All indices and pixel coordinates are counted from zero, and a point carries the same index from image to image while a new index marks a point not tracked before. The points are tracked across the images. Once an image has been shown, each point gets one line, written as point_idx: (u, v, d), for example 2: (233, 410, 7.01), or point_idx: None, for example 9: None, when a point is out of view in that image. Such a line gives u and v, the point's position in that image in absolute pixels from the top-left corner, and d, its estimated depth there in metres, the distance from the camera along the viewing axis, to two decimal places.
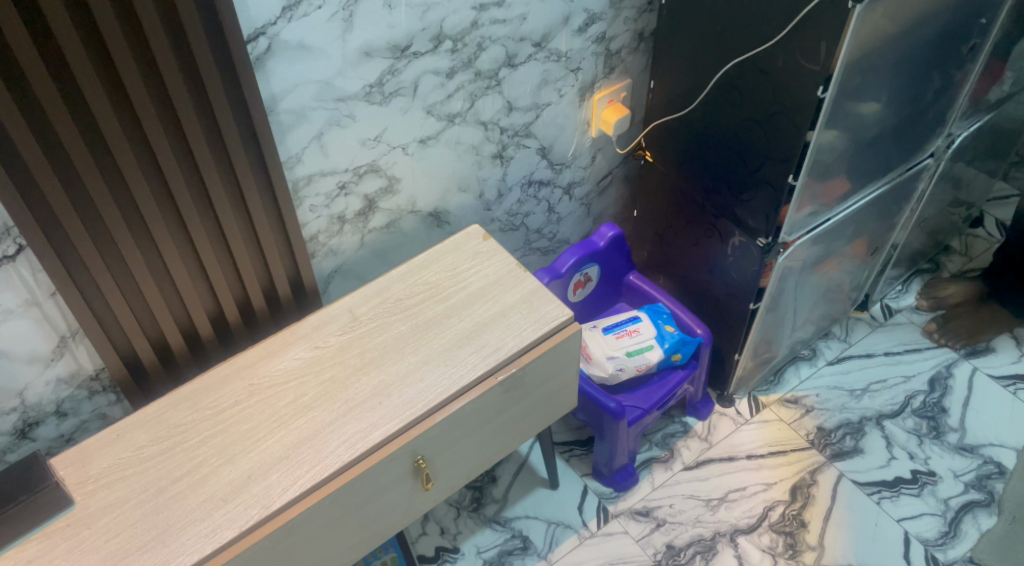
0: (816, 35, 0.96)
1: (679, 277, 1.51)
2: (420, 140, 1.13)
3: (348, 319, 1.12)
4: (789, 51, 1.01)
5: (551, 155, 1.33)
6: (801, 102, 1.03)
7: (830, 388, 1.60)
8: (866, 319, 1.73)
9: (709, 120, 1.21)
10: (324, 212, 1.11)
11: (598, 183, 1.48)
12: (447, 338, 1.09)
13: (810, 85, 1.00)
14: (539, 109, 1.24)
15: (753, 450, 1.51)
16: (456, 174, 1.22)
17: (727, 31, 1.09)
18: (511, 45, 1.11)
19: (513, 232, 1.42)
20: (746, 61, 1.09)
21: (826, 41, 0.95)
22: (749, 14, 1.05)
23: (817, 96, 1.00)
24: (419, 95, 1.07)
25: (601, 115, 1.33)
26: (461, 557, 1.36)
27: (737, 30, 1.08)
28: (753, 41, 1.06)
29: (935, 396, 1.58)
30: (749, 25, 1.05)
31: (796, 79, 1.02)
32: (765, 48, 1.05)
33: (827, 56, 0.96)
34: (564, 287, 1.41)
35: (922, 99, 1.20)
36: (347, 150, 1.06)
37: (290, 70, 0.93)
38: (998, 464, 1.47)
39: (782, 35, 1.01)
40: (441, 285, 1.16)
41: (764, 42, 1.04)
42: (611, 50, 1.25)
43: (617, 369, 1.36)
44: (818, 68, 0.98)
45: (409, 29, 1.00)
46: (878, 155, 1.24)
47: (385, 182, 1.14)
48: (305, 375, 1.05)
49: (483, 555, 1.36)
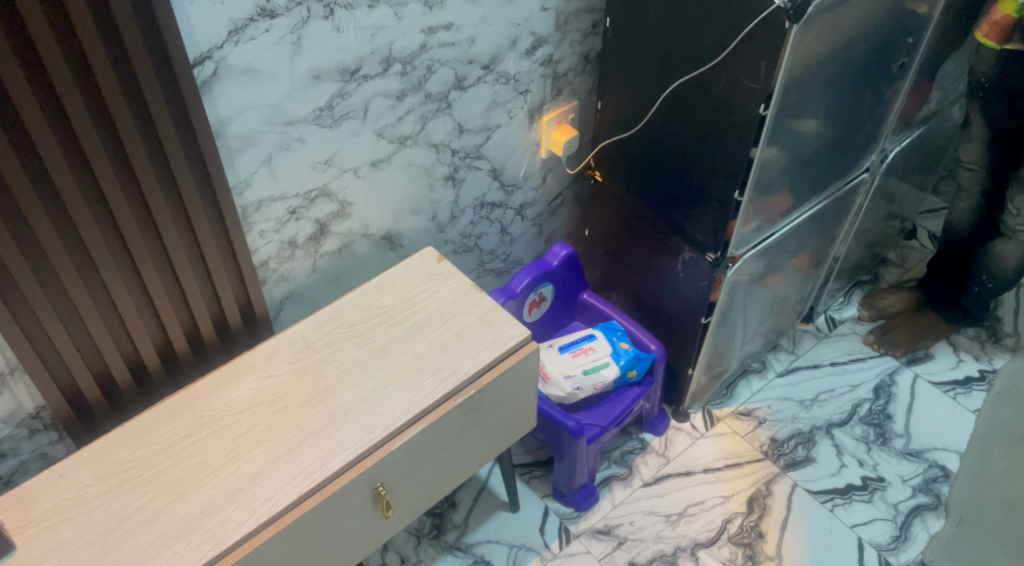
0: (756, 55, 1.00)
1: (631, 294, 1.53)
2: (371, 162, 1.12)
3: (302, 345, 1.09)
4: (731, 70, 1.05)
5: (502, 176, 1.34)
6: (744, 120, 1.07)
7: (781, 400, 1.63)
8: (811, 331, 1.78)
9: (656, 140, 1.24)
10: (275, 238, 1.09)
11: (549, 204, 1.49)
12: (404, 361, 1.08)
13: (752, 103, 1.04)
14: (490, 131, 1.25)
15: (710, 464, 1.52)
16: (409, 197, 1.22)
17: (672, 52, 1.12)
18: (460, 67, 1.12)
19: (467, 254, 1.41)
20: (690, 81, 1.12)
21: (765, 60, 0.99)
22: (692, 35, 1.08)
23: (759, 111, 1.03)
24: (369, 117, 1.07)
25: (550, 136, 1.35)
26: None
27: (681, 51, 1.10)
28: (694, 63, 1.09)
29: (880, 403, 1.63)
30: (693, 45, 1.08)
31: (739, 96, 1.05)
32: (708, 67, 1.08)
33: (767, 74, 0.99)
34: (519, 307, 1.41)
35: (856, 116, 1.26)
36: (297, 174, 1.05)
37: (237, 93, 0.92)
38: (943, 467, 1.52)
39: (725, 53, 1.04)
40: (397, 308, 1.15)
41: (709, 61, 1.07)
42: (559, 72, 1.27)
43: (574, 388, 1.36)
44: (759, 86, 1.01)
45: (358, 52, 0.99)
46: (817, 171, 1.29)
47: (337, 206, 1.13)
48: (259, 405, 1.02)
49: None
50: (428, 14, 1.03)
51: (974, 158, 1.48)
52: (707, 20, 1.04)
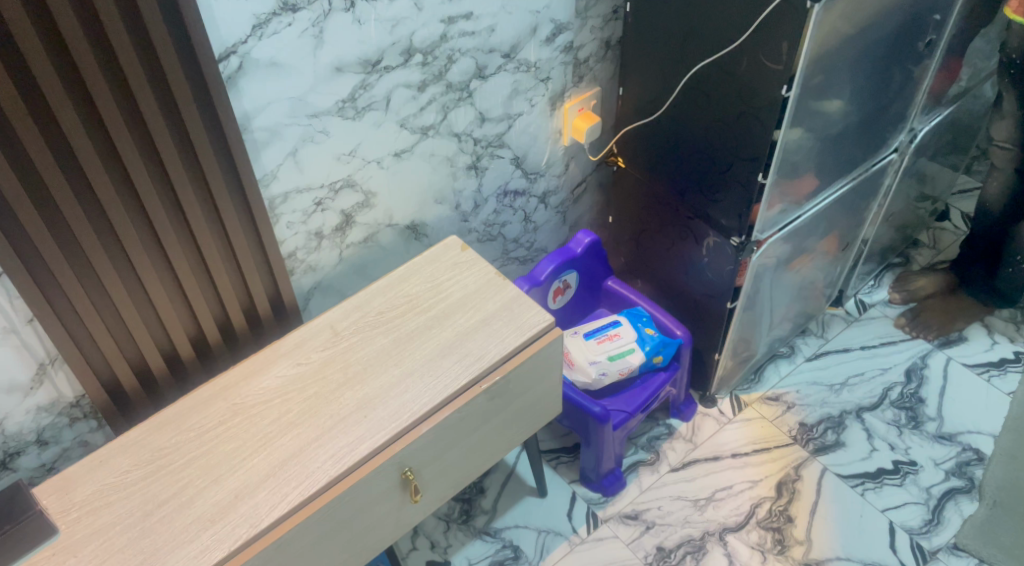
0: (778, 35, 0.99)
1: (656, 280, 1.53)
2: (394, 153, 1.14)
3: (330, 334, 1.11)
4: (753, 52, 1.04)
5: (525, 164, 1.35)
6: (766, 102, 1.06)
7: (809, 384, 1.62)
8: (840, 315, 1.76)
9: (678, 124, 1.23)
10: (302, 228, 1.10)
11: (573, 191, 1.49)
12: (430, 349, 1.10)
13: (774, 85, 1.03)
14: (511, 119, 1.25)
15: (737, 449, 1.52)
16: (433, 186, 1.23)
17: (692, 34, 1.11)
18: (481, 56, 1.13)
19: (491, 243, 1.42)
20: (712, 65, 1.11)
21: (786, 41, 0.98)
22: (713, 17, 1.07)
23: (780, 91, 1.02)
24: (391, 109, 1.08)
25: (572, 123, 1.35)
26: None
27: (702, 33, 1.10)
28: (716, 47, 1.09)
29: (912, 387, 1.61)
30: (714, 27, 1.07)
31: (761, 78, 1.04)
32: (730, 49, 1.07)
33: (789, 55, 0.99)
34: (543, 295, 1.42)
35: (882, 96, 1.24)
36: (322, 166, 1.06)
37: (262, 87, 0.93)
38: (976, 450, 1.50)
39: (747, 35, 1.03)
40: (422, 297, 1.17)
41: (730, 44, 1.06)
42: (579, 59, 1.27)
43: (599, 374, 1.38)
44: (781, 67, 1.00)
45: (379, 44, 1.01)
46: (843, 152, 1.27)
47: (361, 196, 1.14)
48: (289, 393, 1.05)
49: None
50: (448, 4, 1.04)
51: (1006, 136, 1.45)
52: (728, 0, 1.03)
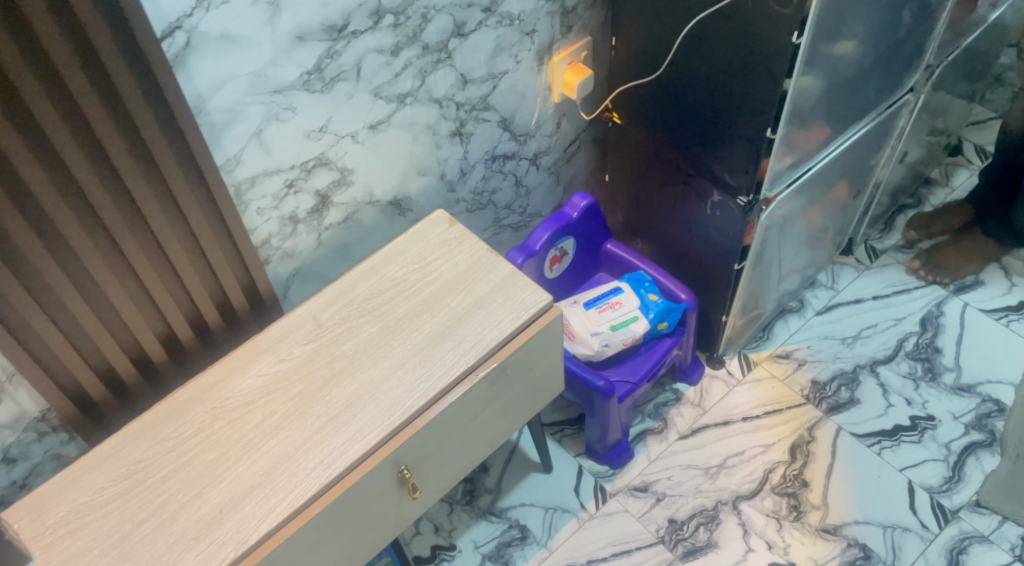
0: None
1: (657, 240, 1.44)
2: (370, 125, 1.04)
3: (313, 326, 1.04)
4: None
5: (513, 126, 1.25)
6: (775, 51, 0.96)
7: (821, 339, 1.56)
8: (851, 264, 1.68)
9: (676, 77, 1.13)
10: (274, 213, 1.01)
11: (565, 150, 1.39)
12: (420, 337, 1.02)
13: (784, 31, 0.93)
14: (496, 79, 1.15)
15: (748, 412, 1.46)
16: (414, 157, 1.13)
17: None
18: (459, 12, 1.02)
19: (481, 212, 1.33)
20: (713, 13, 1.00)
21: None
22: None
23: (789, 38, 0.92)
24: (363, 77, 0.98)
25: (562, 78, 1.25)
26: (458, 554, 1.31)
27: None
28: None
29: (928, 337, 1.54)
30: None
31: (769, 24, 0.94)
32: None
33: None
34: (539, 265, 1.34)
35: (898, 33, 1.14)
36: (290, 146, 0.96)
37: (215, 64, 0.83)
38: (996, 401, 1.44)
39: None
40: (410, 279, 1.09)
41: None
42: (567, 8, 1.16)
43: (603, 345, 1.31)
44: (792, 11, 0.90)
45: (344, 7, 0.90)
46: (856, 96, 1.17)
47: (337, 174, 1.04)
48: (272, 393, 0.97)
49: (481, 550, 1.31)
50: None
51: None
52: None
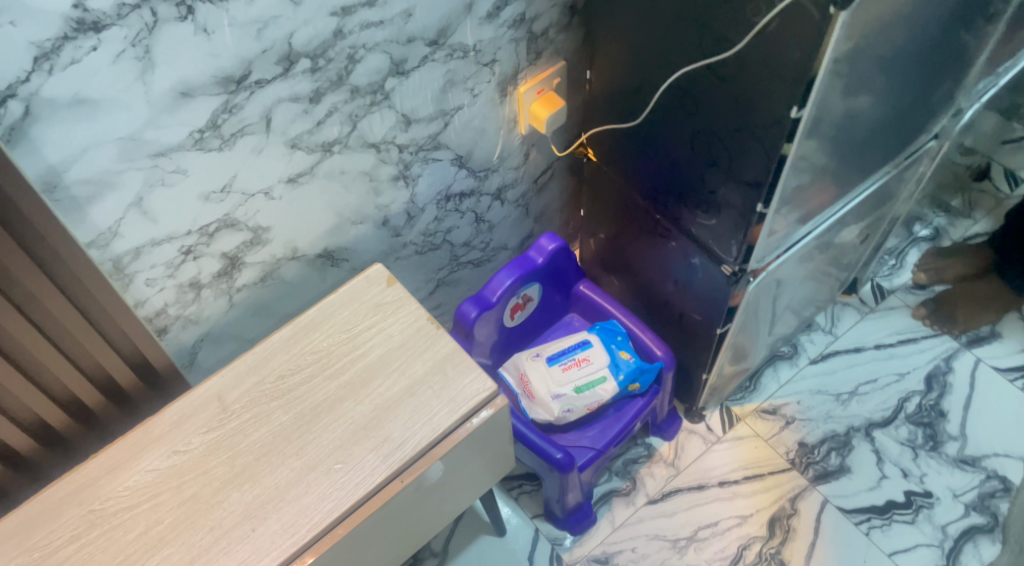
0: (786, 45, 0.70)
1: (634, 285, 1.28)
2: (287, 179, 0.87)
3: (217, 409, 0.90)
4: (753, 62, 0.75)
5: (470, 162, 1.08)
6: (770, 122, 0.78)
7: (813, 394, 1.41)
8: (854, 304, 1.52)
9: (655, 128, 0.95)
10: (168, 282, 0.85)
11: (536, 181, 1.22)
12: (340, 431, 0.88)
13: (782, 103, 0.75)
14: (447, 116, 0.98)
15: (726, 476, 1.33)
16: (346, 206, 0.97)
17: (675, 21, 0.81)
18: (397, 49, 0.84)
19: (434, 252, 1.17)
20: (697, 69, 0.82)
21: (798, 53, 0.70)
22: (701, 4, 0.77)
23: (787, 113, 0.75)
24: (274, 129, 0.81)
25: (529, 109, 1.07)
26: None
27: (686, 23, 0.80)
28: (701, 50, 0.80)
29: (933, 397, 1.39)
30: (701, 17, 0.77)
31: (765, 92, 0.76)
32: (723, 50, 0.77)
33: (803, 71, 0.71)
34: (498, 315, 1.18)
35: (927, 82, 0.95)
36: (183, 210, 0.80)
37: (70, 132, 0.67)
38: (1002, 479, 1.30)
39: (747, 37, 0.73)
40: (334, 353, 0.94)
41: (725, 44, 0.76)
42: (535, 32, 0.97)
43: (564, 410, 1.17)
44: (791, 83, 0.72)
45: (242, 54, 0.73)
46: (871, 152, 1.00)
47: (248, 234, 0.89)
48: (161, 495, 0.84)
49: None
50: None
51: None
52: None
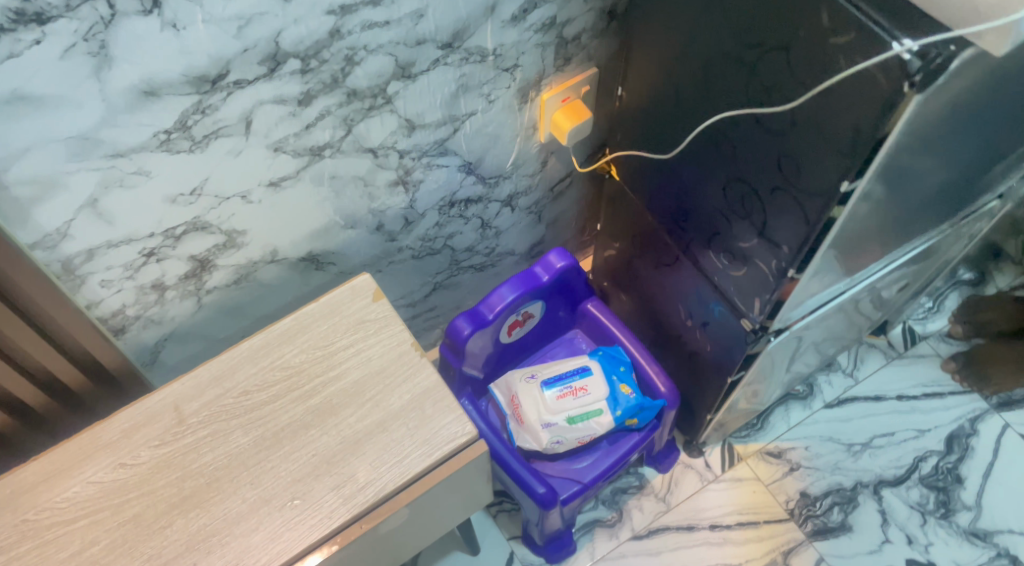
0: (843, 114, 0.60)
1: (643, 312, 1.18)
2: (268, 183, 0.78)
3: (172, 421, 0.82)
4: (802, 123, 0.64)
5: (480, 169, 0.97)
6: (815, 189, 0.68)
7: (823, 441, 1.32)
8: (880, 346, 1.41)
9: (686, 164, 0.84)
10: (127, 284, 0.77)
11: (552, 189, 1.12)
12: (301, 462, 0.81)
13: (831, 173, 0.64)
14: (458, 122, 0.87)
15: (718, 519, 1.25)
16: (335, 210, 0.88)
17: (720, 57, 0.70)
18: (403, 51, 0.74)
19: (433, 257, 1.08)
20: (738, 116, 0.71)
21: (857, 124, 0.59)
22: (753, 46, 0.65)
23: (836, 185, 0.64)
24: (255, 131, 0.72)
25: (551, 117, 0.96)
26: None
27: (732, 63, 0.68)
28: (744, 97, 0.69)
29: (951, 460, 1.30)
30: (751, 62, 0.66)
31: (813, 157, 0.65)
32: (772, 103, 0.66)
33: (860, 145, 0.60)
34: (495, 331, 1.10)
35: (1003, 144, 0.83)
36: (144, 212, 0.72)
37: (9, 130, 0.58)
38: (1014, 559, 1.22)
39: (801, 96, 0.62)
40: (305, 372, 0.86)
41: (774, 97, 0.65)
42: (566, 37, 0.86)
43: (553, 442, 1.09)
44: (845, 155, 0.62)
45: (219, 53, 0.63)
46: (927, 213, 0.88)
47: (221, 237, 0.80)
48: (101, 511, 0.77)
49: None
50: None
51: None
52: (780, 30, 0.61)
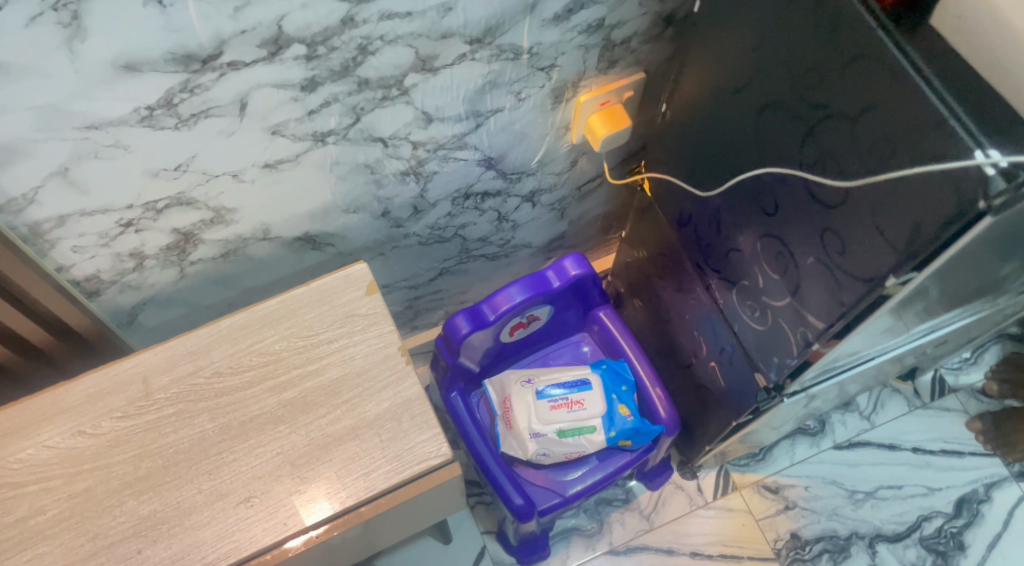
0: (904, 209, 0.54)
1: (652, 330, 1.11)
2: (265, 164, 0.72)
3: (139, 394, 0.78)
4: (854, 205, 0.57)
5: (502, 164, 0.90)
6: (851, 275, 0.61)
7: (825, 483, 1.25)
8: (905, 393, 1.32)
9: (720, 206, 0.77)
10: (102, 251, 0.72)
11: (579, 188, 1.04)
12: (264, 459, 0.77)
13: (873, 265, 0.58)
14: (482, 117, 0.80)
15: (701, 547, 1.20)
16: (337, 195, 0.82)
17: (775, 109, 0.63)
18: (426, 43, 0.67)
19: (442, 245, 1.01)
20: (785, 175, 0.64)
21: (919, 226, 0.53)
22: (815, 107, 0.58)
23: (880, 280, 0.58)
24: (251, 114, 0.66)
25: (586, 120, 0.88)
26: None
27: (789, 119, 0.61)
28: (797, 157, 0.62)
29: (957, 525, 1.23)
30: (810, 124, 0.59)
31: (857, 243, 0.59)
32: (825, 175, 0.59)
33: (914, 248, 0.54)
34: (497, 329, 1.04)
35: None
36: (122, 184, 0.66)
37: None
38: None
39: (860, 179, 0.56)
40: (284, 361, 0.81)
41: (829, 171, 0.58)
42: (613, 40, 0.77)
43: (539, 453, 1.04)
44: (895, 253, 0.55)
45: (213, 32, 0.57)
46: (981, 290, 0.80)
47: (208, 213, 0.74)
48: (53, 480, 0.74)
49: None
50: None
51: None
52: (854, 99, 0.55)
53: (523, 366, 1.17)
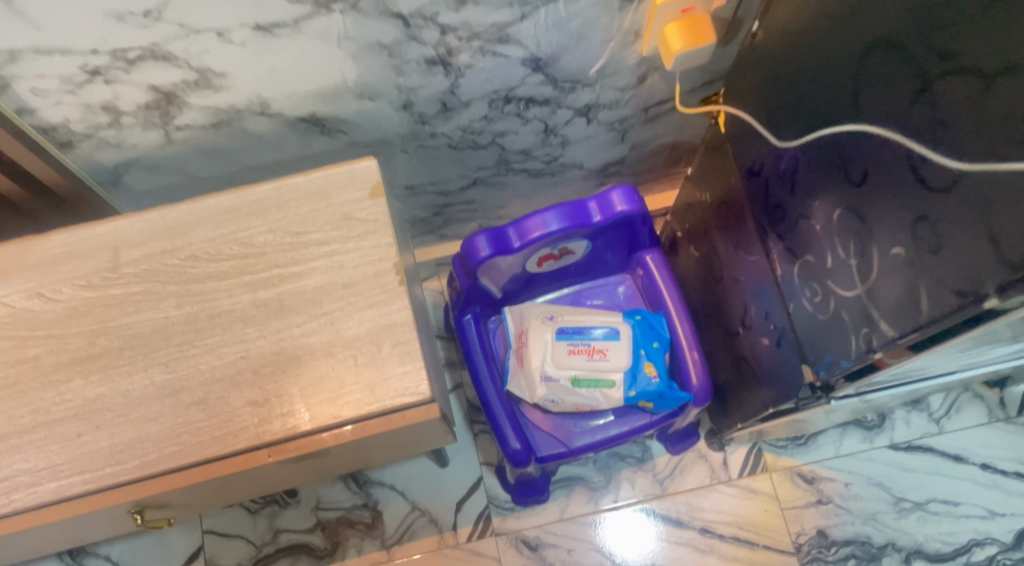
0: None
1: (702, 285, 0.97)
2: (255, 26, 0.61)
3: (107, 263, 0.72)
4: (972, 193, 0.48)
5: (552, 68, 0.75)
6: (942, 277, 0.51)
7: (868, 484, 1.10)
8: (988, 400, 1.13)
9: (801, 159, 0.63)
10: (68, 99, 0.64)
11: (647, 109, 0.88)
12: (226, 361, 0.70)
13: (974, 271, 0.49)
14: (529, 6, 0.66)
15: (712, 524, 1.09)
16: (348, 76, 0.70)
17: (892, 51, 0.52)
18: None
19: (476, 151, 0.89)
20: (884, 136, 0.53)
21: None
22: (945, 56, 0.49)
23: (982, 297, 0.48)
24: None
25: (662, 28, 0.71)
26: (293, 505, 1.08)
27: (908, 68, 0.51)
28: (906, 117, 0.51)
29: (1013, 558, 1.07)
30: (934, 77, 0.49)
31: (961, 242, 0.49)
32: (941, 148, 0.49)
33: None
34: (525, 256, 0.92)
35: None
36: (79, 23, 0.56)
37: None
38: None
39: (989, 162, 0.47)
40: (265, 257, 0.73)
41: (948, 143, 0.49)
42: None
43: (548, 399, 0.95)
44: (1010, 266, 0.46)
45: None
46: None
47: (190, 74, 0.64)
48: (4, 340, 0.69)
49: (320, 515, 1.07)
50: None
51: None
52: (1005, 56, 0.45)
53: (551, 301, 1.05)
